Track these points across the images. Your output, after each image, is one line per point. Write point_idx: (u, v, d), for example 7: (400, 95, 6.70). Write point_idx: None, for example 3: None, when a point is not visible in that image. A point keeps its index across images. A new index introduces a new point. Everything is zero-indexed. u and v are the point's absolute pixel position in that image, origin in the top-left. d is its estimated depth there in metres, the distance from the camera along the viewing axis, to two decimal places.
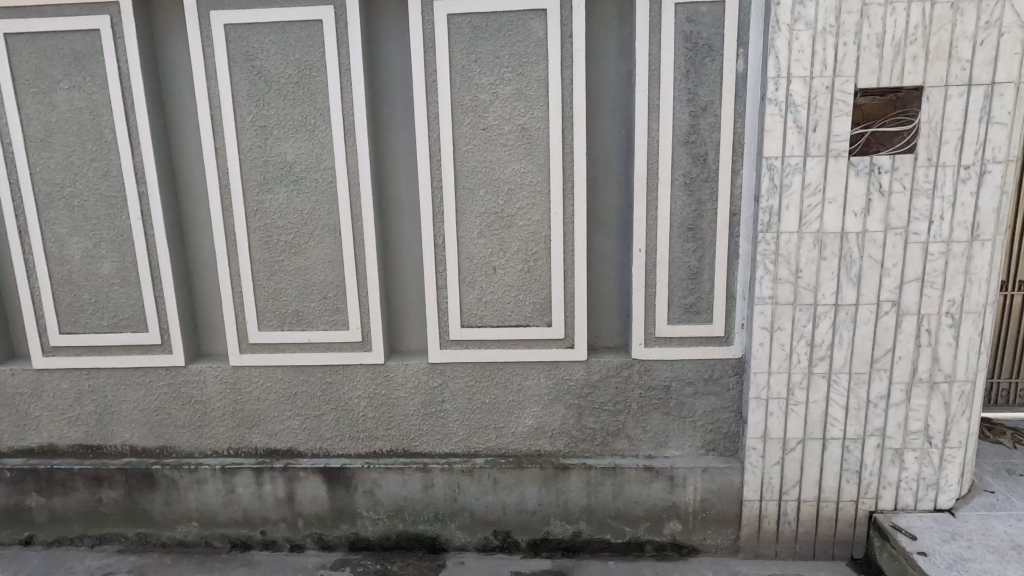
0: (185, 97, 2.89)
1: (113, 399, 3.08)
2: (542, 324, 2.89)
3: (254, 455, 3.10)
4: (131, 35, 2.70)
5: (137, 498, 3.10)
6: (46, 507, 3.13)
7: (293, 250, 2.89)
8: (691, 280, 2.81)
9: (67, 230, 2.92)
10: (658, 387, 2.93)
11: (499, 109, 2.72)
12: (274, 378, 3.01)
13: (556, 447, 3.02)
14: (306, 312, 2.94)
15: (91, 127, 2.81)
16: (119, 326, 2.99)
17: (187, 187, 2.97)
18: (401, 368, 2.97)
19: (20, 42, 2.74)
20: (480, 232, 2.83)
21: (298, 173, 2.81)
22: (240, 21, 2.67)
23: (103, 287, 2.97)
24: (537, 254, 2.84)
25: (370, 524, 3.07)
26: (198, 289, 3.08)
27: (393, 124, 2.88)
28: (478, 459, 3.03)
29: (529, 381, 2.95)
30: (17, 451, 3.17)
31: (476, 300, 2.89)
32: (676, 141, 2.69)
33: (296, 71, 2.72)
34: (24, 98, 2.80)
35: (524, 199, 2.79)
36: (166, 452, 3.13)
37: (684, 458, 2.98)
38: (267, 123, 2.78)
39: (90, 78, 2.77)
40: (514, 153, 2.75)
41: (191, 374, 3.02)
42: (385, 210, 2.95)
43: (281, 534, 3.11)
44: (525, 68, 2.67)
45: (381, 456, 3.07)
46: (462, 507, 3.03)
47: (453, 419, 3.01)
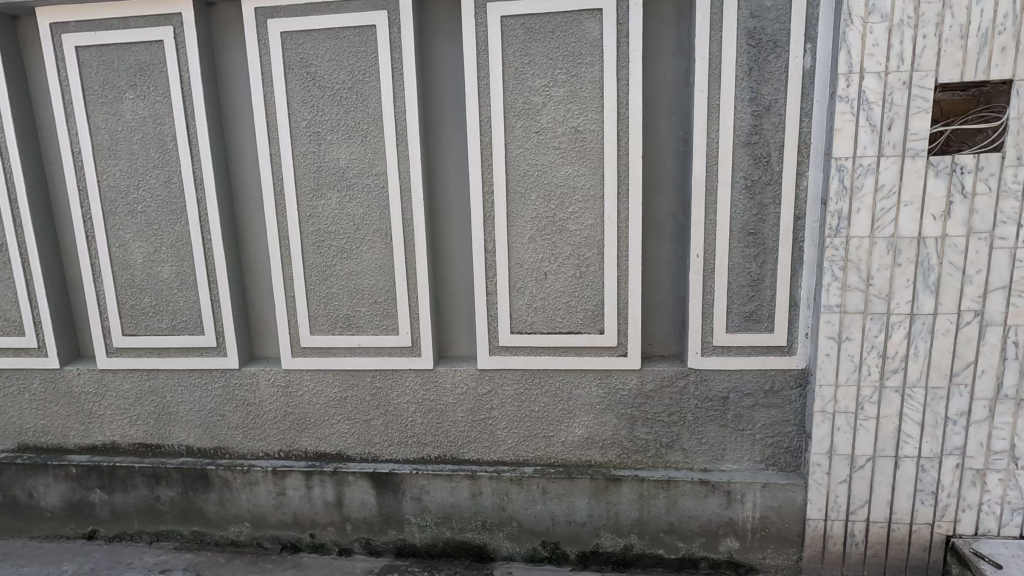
0: (242, 104, 2.94)
1: (170, 400, 3.15)
2: (594, 331, 2.82)
3: (304, 458, 3.13)
4: (193, 44, 2.77)
5: (192, 497, 3.17)
6: (108, 503, 3.23)
7: (345, 255, 2.90)
8: (751, 287, 2.69)
9: (130, 235, 3.01)
10: (715, 398, 2.81)
11: (553, 112, 2.66)
12: (325, 382, 3.03)
13: (607, 457, 2.94)
14: (356, 316, 2.95)
15: (154, 135, 2.90)
16: (177, 328, 3.07)
17: (243, 192, 3.03)
18: (450, 374, 2.94)
19: (89, 55, 2.85)
20: (531, 237, 2.78)
21: (351, 177, 2.82)
22: (297, 29, 2.70)
23: (162, 290, 3.04)
24: (589, 260, 2.77)
25: (418, 530, 3.05)
26: (252, 292, 3.13)
27: (444, 128, 2.86)
28: (526, 468, 2.97)
29: (580, 389, 2.88)
30: (81, 448, 3.29)
31: (527, 306, 2.84)
32: (737, 142, 2.57)
33: (350, 77, 2.74)
34: (92, 109, 2.91)
35: (577, 203, 2.73)
36: (220, 452, 3.19)
37: (743, 473, 2.86)
38: (321, 128, 2.80)
39: (154, 87, 2.85)
40: (567, 156, 2.69)
41: (245, 376, 3.07)
42: (436, 215, 2.94)
43: (329, 537, 3.12)
44: (579, 70, 2.62)
45: (429, 462, 3.05)
46: (510, 516, 2.98)
47: (502, 427, 2.97)
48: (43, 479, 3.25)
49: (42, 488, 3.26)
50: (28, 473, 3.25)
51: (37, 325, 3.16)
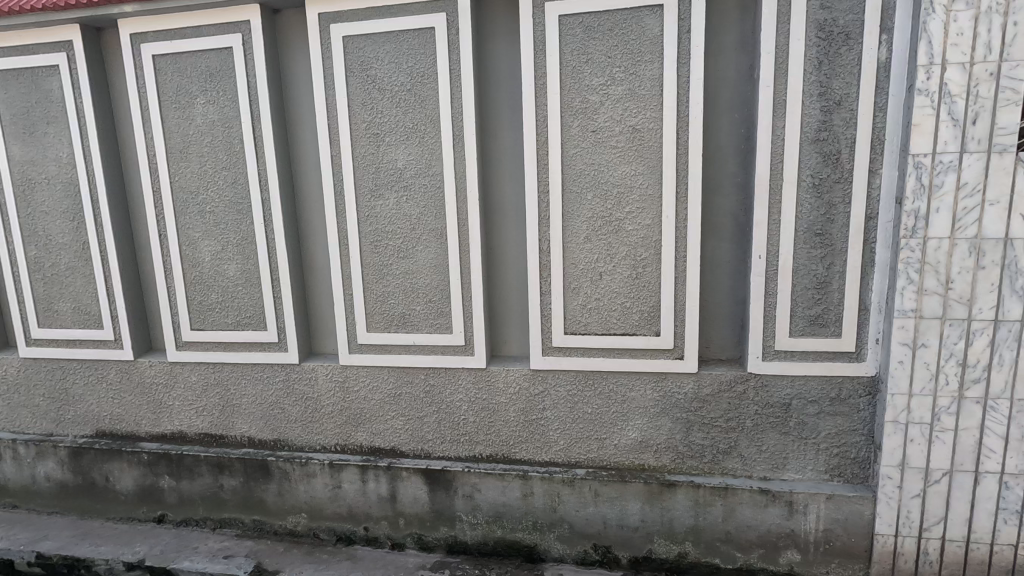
0: (304, 108, 3.04)
1: (234, 392, 3.28)
2: (650, 333, 2.77)
3: (359, 453, 3.20)
4: (260, 50, 2.88)
5: (253, 487, 3.29)
6: (176, 490, 3.40)
7: (401, 254, 2.95)
8: (817, 289, 2.58)
9: (199, 233, 3.15)
10: (777, 405, 2.72)
11: (610, 110, 2.63)
12: (380, 379, 3.09)
13: (662, 462, 2.88)
14: (411, 314, 2.99)
15: (222, 138, 3.02)
16: (242, 324, 3.19)
17: (305, 193, 3.12)
18: (503, 373, 2.95)
19: (164, 63, 3.00)
20: (587, 237, 2.75)
21: (408, 178, 2.87)
22: (358, 33, 2.77)
23: (228, 287, 3.17)
24: (645, 260, 2.72)
25: (469, 528, 3.07)
26: (311, 290, 3.22)
27: (500, 128, 2.87)
28: (578, 470, 2.95)
29: (634, 392, 2.84)
30: (152, 436, 3.46)
31: (581, 307, 2.81)
32: (805, 139, 2.47)
33: (409, 79, 2.78)
34: (167, 114, 3.06)
35: (633, 202, 2.69)
36: (279, 444, 3.30)
37: (805, 483, 2.75)
38: (380, 130, 2.86)
39: (223, 92, 2.97)
40: (624, 155, 2.65)
41: (304, 371, 3.17)
42: (490, 215, 2.95)
43: (382, 531, 3.18)
44: (638, 67, 2.58)
45: (481, 460, 3.07)
46: (561, 518, 2.97)
47: (554, 428, 2.95)
48: (118, 465, 3.44)
49: (117, 473, 3.45)
50: (104, 458, 3.45)
51: (114, 318, 3.34)
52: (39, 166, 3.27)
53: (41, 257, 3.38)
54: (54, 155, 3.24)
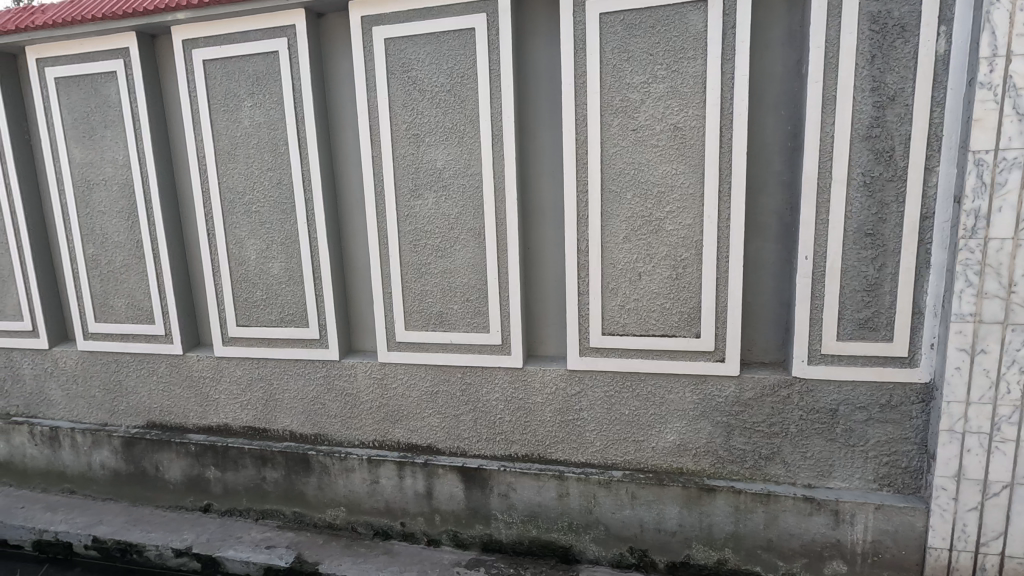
0: (346, 109, 3.10)
1: (277, 387, 3.37)
2: (690, 335, 2.72)
3: (397, 449, 3.25)
4: (304, 53, 2.95)
5: (294, 479, 3.37)
6: (221, 480, 3.51)
7: (439, 254, 2.98)
8: (867, 292, 2.49)
9: (245, 232, 3.25)
10: (823, 410, 2.63)
11: (651, 108, 2.60)
12: (418, 377, 3.13)
13: (701, 466, 2.83)
14: (449, 313, 3.02)
15: (268, 140, 3.11)
16: (285, 321, 3.28)
17: (346, 192, 3.19)
18: (539, 373, 2.95)
19: (214, 67, 3.10)
20: (626, 237, 2.72)
21: (447, 178, 2.89)
22: (399, 34, 2.81)
23: (272, 285, 3.26)
24: (686, 261, 2.68)
25: (504, 527, 3.08)
26: (351, 288, 3.29)
27: (538, 127, 2.87)
28: (614, 471, 2.92)
29: (673, 394, 2.80)
30: (199, 428, 3.59)
31: (619, 307, 2.79)
32: (856, 136, 2.39)
33: (449, 80, 2.80)
34: (216, 117, 3.16)
35: (674, 201, 2.64)
36: (319, 439, 3.37)
37: (852, 492, 2.66)
38: (420, 131, 2.89)
39: (269, 95, 3.06)
40: (665, 153, 2.61)
41: (344, 367, 3.24)
42: (528, 215, 2.95)
43: (419, 527, 3.22)
44: (680, 64, 2.53)
45: (517, 460, 3.07)
46: (597, 520, 2.94)
47: (591, 429, 2.93)
48: (168, 455, 3.57)
49: (166, 462, 3.59)
50: (155, 448, 3.59)
51: (165, 314, 3.48)
52: (97, 168, 3.42)
53: (98, 255, 3.54)
54: (112, 157, 3.39)
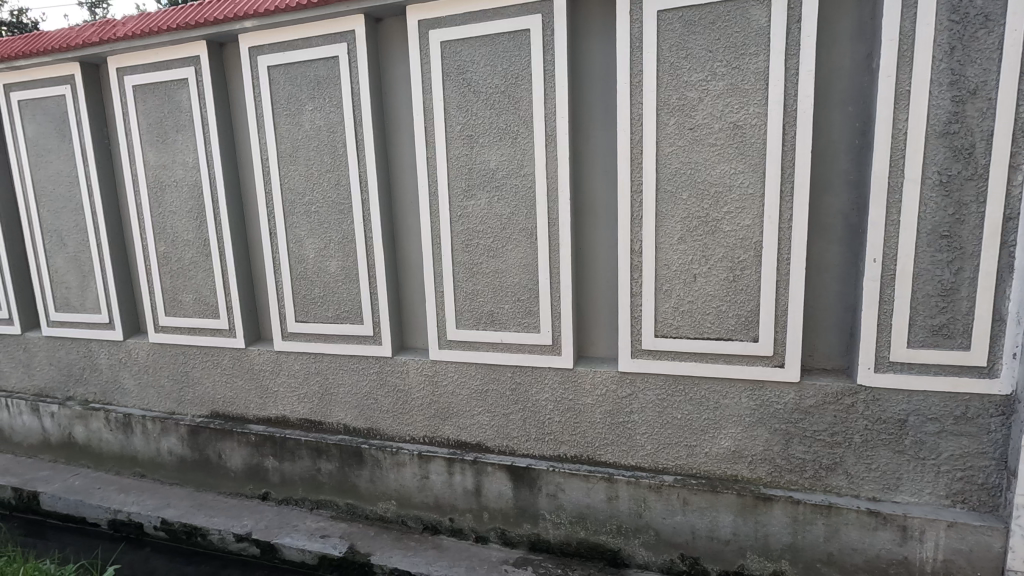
0: (402, 111, 3.17)
1: (332, 382, 3.48)
2: (747, 338, 2.64)
3: (447, 445, 3.30)
4: (363, 58, 3.03)
5: (347, 472, 3.47)
6: (278, 470, 3.65)
7: (491, 254, 3.00)
8: (941, 297, 2.36)
9: (304, 232, 3.37)
10: (890, 420, 2.52)
11: (709, 107, 2.54)
12: (468, 375, 3.17)
13: (757, 474, 2.75)
14: (499, 313, 3.04)
15: (327, 142, 3.21)
16: (340, 318, 3.38)
17: (400, 193, 3.26)
18: (590, 374, 2.93)
19: (277, 72, 3.23)
20: (681, 238, 2.67)
21: (500, 179, 2.92)
22: (455, 38, 2.85)
23: (330, 283, 3.37)
24: (744, 262, 2.60)
25: (552, 527, 3.08)
26: (404, 286, 3.36)
27: (592, 126, 2.85)
28: (665, 476, 2.87)
29: (728, 400, 2.73)
30: (259, 419, 3.74)
31: (673, 309, 2.74)
32: (932, 132, 2.27)
33: (503, 81, 2.82)
34: (279, 120, 3.29)
35: (732, 202, 2.58)
36: (372, 433, 3.46)
37: (921, 507, 2.52)
38: (474, 133, 2.92)
39: (329, 99, 3.16)
40: (724, 152, 2.55)
41: (397, 364, 3.31)
42: (581, 215, 2.94)
43: (467, 523, 3.25)
44: (741, 61, 2.47)
45: (566, 461, 3.07)
46: (647, 524, 2.90)
47: (642, 432, 2.90)
48: (230, 444, 3.74)
49: (228, 451, 3.76)
50: (218, 437, 3.76)
51: (229, 309, 3.65)
52: (170, 170, 3.62)
53: (169, 252, 3.75)
54: (182, 160, 3.58)
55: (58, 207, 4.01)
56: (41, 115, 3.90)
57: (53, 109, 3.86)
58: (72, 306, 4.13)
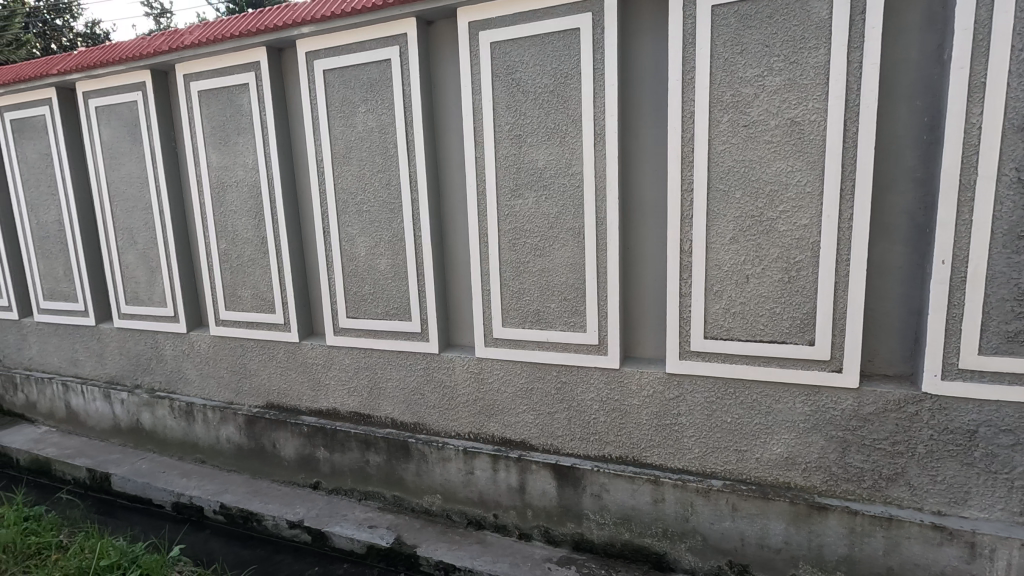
0: (451, 112, 3.22)
1: (381, 376, 3.58)
2: (802, 342, 2.56)
3: (492, 442, 3.33)
4: (414, 61, 3.10)
5: (395, 465, 3.55)
6: (329, 461, 3.77)
7: (538, 253, 3.01)
8: (1018, 302, 2.23)
9: (356, 231, 3.47)
10: (958, 431, 2.39)
11: (765, 103, 2.47)
12: (514, 373, 3.19)
13: (811, 482, 2.66)
14: (546, 312, 3.05)
15: (379, 143, 3.30)
16: (389, 314, 3.47)
17: (449, 193, 3.31)
18: (637, 375, 2.91)
19: (333, 76, 3.33)
20: (733, 237, 2.61)
21: (548, 178, 2.92)
22: (505, 39, 2.88)
23: (380, 280, 3.46)
24: (800, 263, 2.52)
25: (596, 527, 3.07)
26: (452, 285, 3.42)
27: (642, 125, 2.82)
28: (714, 480, 2.82)
29: (781, 404, 2.65)
30: (311, 411, 3.88)
31: (724, 311, 2.68)
32: (1009, 127, 2.14)
33: (552, 80, 2.83)
34: (333, 122, 3.39)
35: (789, 201, 2.50)
36: (418, 428, 3.53)
37: (992, 524, 2.39)
38: (522, 132, 2.94)
39: (382, 101, 3.24)
40: (780, 150, 2.48)
41: (444, 360, 3.37)
42: (629, 214, 2.91)
43: (511, 520, 3.28)
44: (800, 55, 2.39)
45: (611, 461, 3.05)
46: (694, 529, 2.85)
47: (690, 435, 2.85)
48: (283, 434, 3.89)
49: (282, 441, 3.91)
50: (273, 427, 3.92)
51: (284, 304, 3.80)
52: (231, 171, 3.80)
53: (229, 250, 3.93)
54: (243, 161, 3.74)
55: (130, 206, 4.27)
56: (115, 120, 4.16)
57: (126, 114, 4.11)
58: (141, 299, 4.39)
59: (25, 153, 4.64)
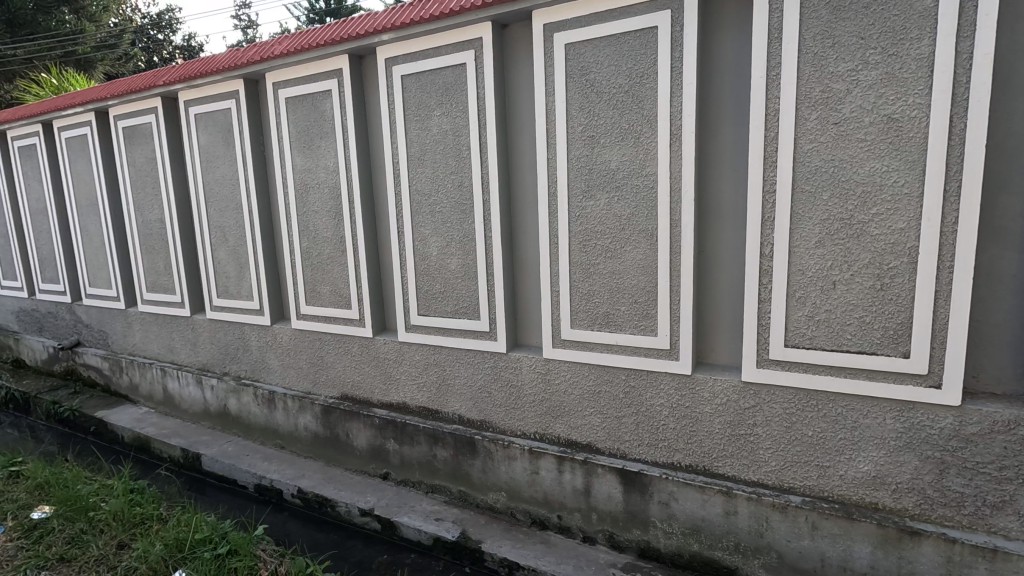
0: (524, 114, 3.24)
1: (449, 373, 3.66)
2: (895, 354, 2.39)
3: (558, 443, 3.33)
4: (489, 64, 3.15)
5: (461, 460, 3.62)
6: (398, 452, 3.90)
7: (609, 254, 2.98)
8: None
9: (429, 231, 3.57)
10: None
11: (859, 99, 2.33)
12: (581, 375, 3.18)
13: (902, 505, 2.48)
14: (615, 314, 3.01)
15: (453, 146, 3.37)
16: (458, 313, 3.54)
17: (519, 194, 3.34)
18: (710, 382, 2.82)
19: (409, 81, 3.44)
20: (819, 241, 2.48)
21: (621, 179, 2.89)
22: (580, 40, 2.87)
23: (450, 279, 3.54)
24: (894, 269, 2.36)
25: (663, 536, 3.00)
26: (521, 285, 3.45)
27: (721, 124, 2.73)
28: (792, 496, 2.68)
29: (870, 419, 2.49)
30: (382, 404, 4.03)
31: (807, 318, 2.55)
32: None
33: (628, 80, 2.79)
34: (409, 126, 3.50)
35: (883, 203, 2.34)
36: (485, 426, 3.58)
37: None
38: (595, 133, 2.92)
39: (456, 104, 3.32)
40: (875, 148, 2.33)
41: (511, 360, 3.41)
42: (705, 216, 2.83)
43: (576, 522, 3.27)
44: (899, 47, 2.24)
45: (680, 469, 2.97)
46: (769, 545, 2.73)
47: (766, 447, 2.73)
48: (356, 424, 4.06)
49: (355, 431, 4.08)
50: (346, 417, 4.10)
51: (360, 300, 3.97)
52: (313, 173, 4.01)
53: (310, 248, 4.15)
54: (325, 164, 3.94)
55: (223, 206, 4.59)
56: (212, 126, 4.49)
57: (221, 120, 4.43)
58: (230, 293, 4.72)
59: (133, 157, 5.10)
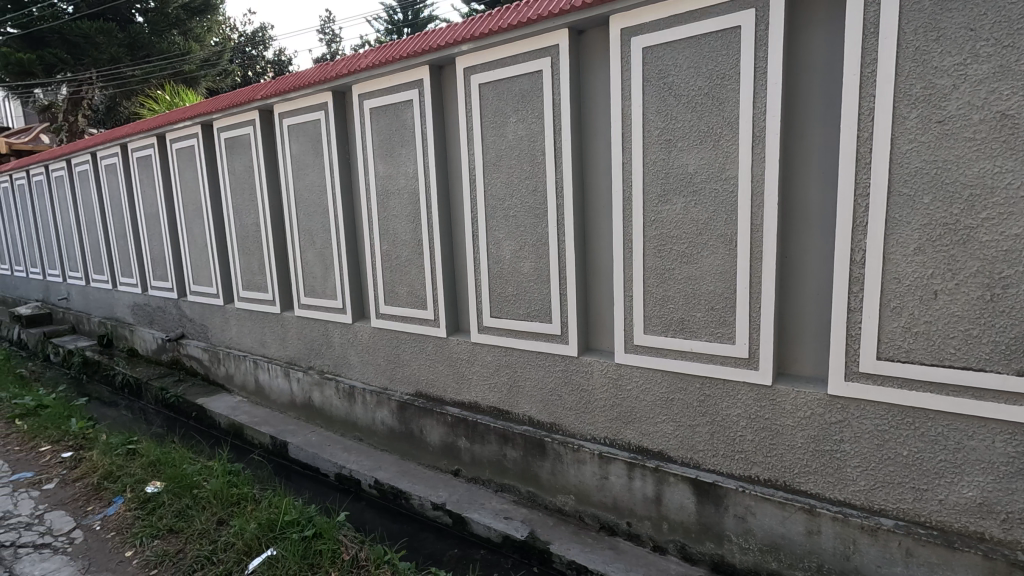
0: (599, 119, 3.26)
1: (520, 375, 3.72)
2: (1006, 371, 2.20)
3: (629, 450, 3.30)
4: (565, 70, 3.18)
5: (530, 461, 3.67)
6: (469, 450, 4.00)
7: (685, 260, 2.93)
8: None
9: (502, 234, 3.65)
10: None
11: (967, 94, 2.16)
12: (654, 381, 3.14)
13: (1013, 536, 2.27)
14: (690, 321, 2.95)
15: (528, 151, 3.43)
16: (530, 315, 3.60)
17: (593, 198, 3.35)
18: (791, 394, 2.71)
19: (487, 89, 3.54)
20: (918, 248, 2.32)
21: (699, 183, 2.83)
22: (658, 42, 2.84)
23: (523, 282, 3.60)
24: (1006, 279, 2.18)
25: (739, 551, 2.90)
26: (593, 289, 3.45)
27: (808, 126, 2.63)
28: (883, 518, 2.52)
29: (975, 441, 2.30)
30: (455, 402, 4.15)
31: (902, 330, 2.39)
32: None
33: (708, 82, 2.74)
34: (485, 132, 3.60)
35: (995, 207, 2.16)
36: (555, 428, 3.61)
37: None
38: (673, 136, 2.88)
39: (532, 111, 3.38)
40: (985, 148, 2.15)
41: (583, 364, 3.42)
42: (789, 221, 2.73)
43: (646, 531, 3.22)
44: (1016, 37, 2.07)
45: (759, 483, 2.86)
46: (856, 569, 2.57)
47: (854, 464, 2.58)
48: (430, 421, 4.21)
49: (428, 428, 4.23)
50: (420, 414, 4.26)
51: (435, 301, 4.11)
52: (394, 180, 4.20)
53: (390, 250, 4.35)
54: (405, 170, 4.12)
55: (311, 211, 4.91)
56: (303, 136, 4.81)
57: (311, 130, 4.74)
58: (316, 292, 5.03)
59: (233, 166, 5.55)
